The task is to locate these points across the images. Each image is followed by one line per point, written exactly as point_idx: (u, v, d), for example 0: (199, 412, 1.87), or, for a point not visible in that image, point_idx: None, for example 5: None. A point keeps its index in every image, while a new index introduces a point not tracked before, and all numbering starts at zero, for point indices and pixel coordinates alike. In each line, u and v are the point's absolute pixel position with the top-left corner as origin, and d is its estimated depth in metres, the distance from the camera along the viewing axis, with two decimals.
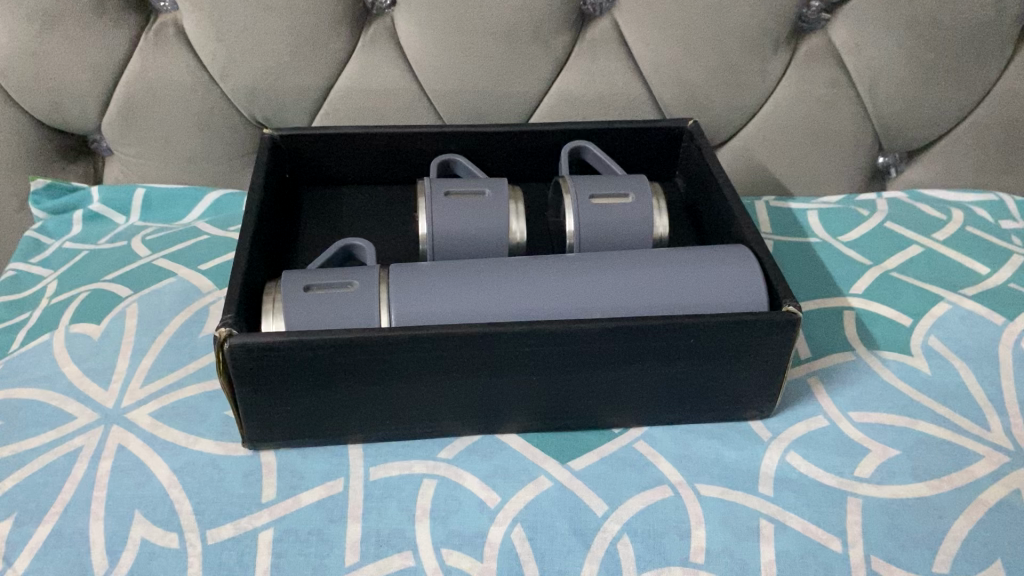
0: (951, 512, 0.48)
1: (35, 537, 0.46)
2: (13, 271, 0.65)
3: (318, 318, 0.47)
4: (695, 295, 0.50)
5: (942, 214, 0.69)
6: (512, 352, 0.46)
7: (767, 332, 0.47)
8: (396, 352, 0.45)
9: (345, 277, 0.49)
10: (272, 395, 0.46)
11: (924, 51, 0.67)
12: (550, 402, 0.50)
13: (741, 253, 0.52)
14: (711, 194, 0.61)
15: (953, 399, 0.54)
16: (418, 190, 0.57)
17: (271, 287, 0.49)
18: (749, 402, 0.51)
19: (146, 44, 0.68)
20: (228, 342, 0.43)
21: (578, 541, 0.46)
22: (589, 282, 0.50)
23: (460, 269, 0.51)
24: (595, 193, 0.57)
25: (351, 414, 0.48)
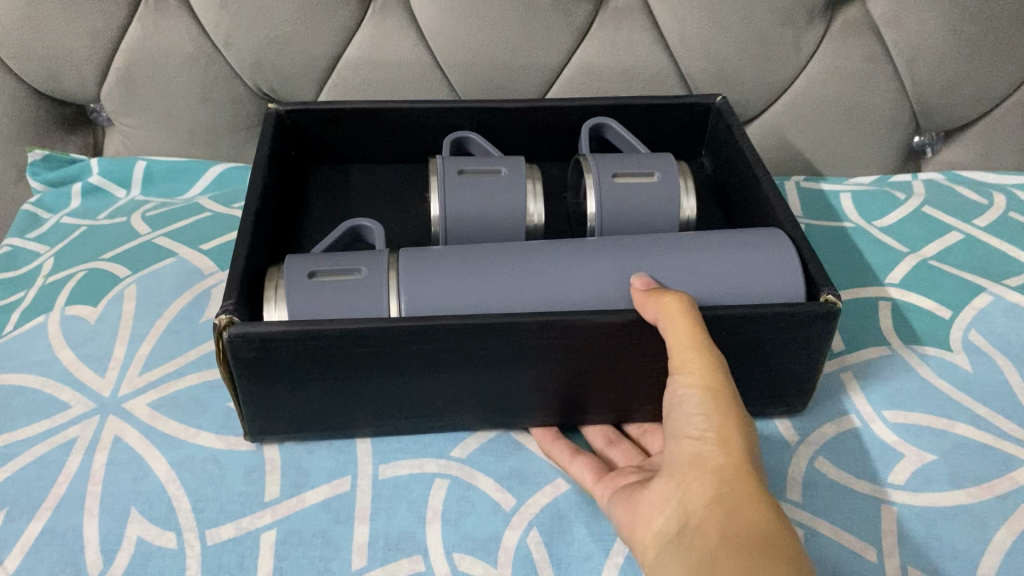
0: (993, 522, 0.45)
1: (26, 534, 0.44)
2: (9, 247, 0.63)
3: (325, 307, 0.44)
4: (728, 283, 0.47)
5: (984, 199, 0.65)
6: (531, 344, 0.43)
7: (804, 325, 0.43)
8: (406, 344, 0.42)
9: (351, 263, 0.46)
10: (275, 387, 0.44)
11: (967, 25, 0.63)
12: (568, 397, 0.47)
13: (776, 237, 0.48)
14: (741, 176, 0.57)
15: (996, 399, 0.51)
16: (429, 169, 0.54)
17: (273, 273, 0.47)
18: (782, 400, 0.48)
19: (146, 10, 0.65)
20: (228, 332, 0.40)
21: (597, 546, 0.44)
22: (613, 270, 0.47)
23: (473, 254, 0.48)
24: (618, 172, 0.54)
25: (358, 408, 0.46)
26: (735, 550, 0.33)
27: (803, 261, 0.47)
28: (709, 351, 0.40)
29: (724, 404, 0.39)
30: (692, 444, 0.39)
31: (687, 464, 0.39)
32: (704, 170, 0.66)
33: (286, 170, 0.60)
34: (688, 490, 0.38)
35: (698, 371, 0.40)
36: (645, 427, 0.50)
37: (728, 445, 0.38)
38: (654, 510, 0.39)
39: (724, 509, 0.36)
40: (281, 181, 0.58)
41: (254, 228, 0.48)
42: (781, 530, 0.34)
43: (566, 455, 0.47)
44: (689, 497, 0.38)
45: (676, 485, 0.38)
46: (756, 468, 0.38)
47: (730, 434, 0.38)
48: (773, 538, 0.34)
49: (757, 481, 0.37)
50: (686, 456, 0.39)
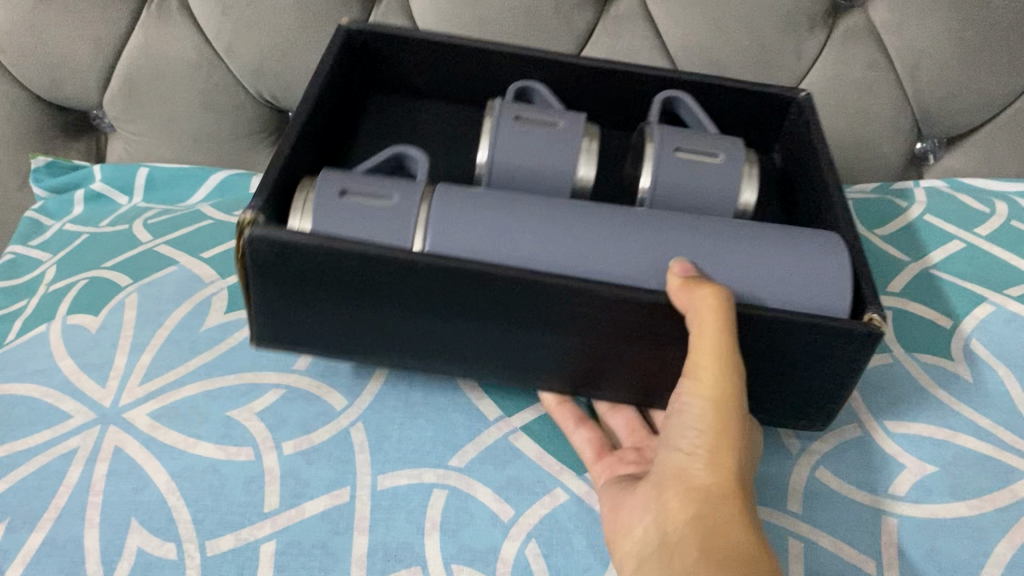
0: (992, 535, 0.45)
1: (27, 545, 0.44)
2: (12, 255, 0.64)
3: (349, 229, 0.44)
4: (776, 277, 0.45)
5: (984, 206, 0.64)
6: (553, 305, 0.42)
7: (849, 343, 0.42)
8: (424, 278, 0.42)
9: (385, 189, 0.45)
10: (291, 297, 0.44)
11: (969, 32, 0.63)
12: (585, 365, 0.47)
13: (832, 244, 0.46)
14: (808, 169, 0.55)
15: (996, 410, 0.51)
16: (486, 112, 0.52)
17: (306, 183, 0.46)
18: (808, 411, 0.47)
19: (148, 18, 0.66)
20: (250, 232, 0.41)
21: (596, 558, 0.44)
22: (657, 251, 0.45)
23: (512, 197, 0.46)
24: (680, 146, 0.52)
25: (377, 333, 0.46)
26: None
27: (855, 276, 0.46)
28: (727, 358, 0.40)
29: (723, 423, 0.41)
30: (682, 456, 0.42)
31: (673, 478, 0.41)
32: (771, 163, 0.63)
33: (342, 96, 0.58)
34: (668, 504, 0.41)
35: (707, 380, 0.41)
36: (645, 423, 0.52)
37: (715, 467, 0.40)
38: (635, 518, 0.42)
39: (703, 531, 0.39)
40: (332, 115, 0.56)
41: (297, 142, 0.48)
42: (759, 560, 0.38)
43: (571, 423, 0.50)
44: (670, 509, 0.41)
45: (659, 495, 0.42)
46: (743, 489, 0.41)
47: (721, 456, 0.40)
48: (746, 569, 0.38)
49: (740, 504, 0.40)
50: (673, 469, 0.42)
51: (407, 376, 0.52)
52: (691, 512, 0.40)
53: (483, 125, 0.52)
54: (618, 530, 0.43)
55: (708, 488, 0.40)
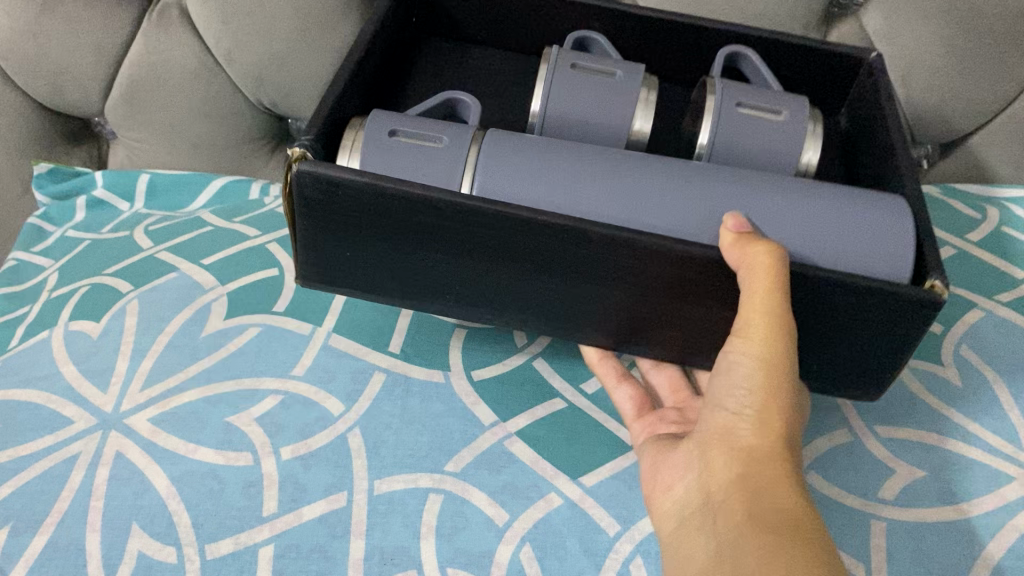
0: (980, 538, 0.46)
1: (31, 548, 0.46)
2: (14, 261, 0.65)
3: (394, 167, 0.45)
4: (830, 234, 0.43)
5: (976, 212, 0.64)
6: (595, 254, 0.42)
7: (901, 308, 0.41)
8: (466, 223, 0.41)
9: (436, 132, 0.46)
10: (340, 236, 0.45)
11: (962, 41, 0.63)
12: (626, 318, 0.46)
13: (896, 206, 0.44)
14: (877, 131, 0.52)
15: (985, 415, 0.51)
16: (543, 58, 0.51)
17: (358, 124, 0.47)
18: (863, 380, 0.46)
19: (149, 25, 0.67)
20: (297, 167, 0.41)
21: (589, 562, 0.45)
22: (709, 207, 0.44)
23: (561, 148, 0.46)
24: (742, 102, 0.50)
25: (425, 277, 0.46)
26: (750, 533, 0.37)
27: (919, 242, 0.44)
28: (777, 316, 0.39)
29: (772, 384, 0.40)
30: (729, 416, 0.42)
31: (720, 437, 0.42)
32: (837, 127, 0.60)
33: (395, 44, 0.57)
34: (715, 464, 0.41)
35: (756, 338, 0.40)
36: (680, 388, 0.54)
37: (763, 428, 0.40)
38: (677, 476, 0.44)
39: (749, 488, 0.39)
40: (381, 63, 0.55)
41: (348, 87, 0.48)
42: (806, 520, 0.37)
43: (613, 380, 0.53)
44: (716, 469, 0.41)
45: (703, 456, 0.42)
46: (792, 451, 0.40)
47: (769, 416, 0.40)
48: (794, 526, 0.37)
49: (790, 465, 0.40)
50: (721, 428, 0.42)
51: (403, 381, 0.52)
52: (738, 471, 0.40)
53: (539, 72, 0.51)
54: (657, 488, 0.45)
55: (758, 449, 0.40)
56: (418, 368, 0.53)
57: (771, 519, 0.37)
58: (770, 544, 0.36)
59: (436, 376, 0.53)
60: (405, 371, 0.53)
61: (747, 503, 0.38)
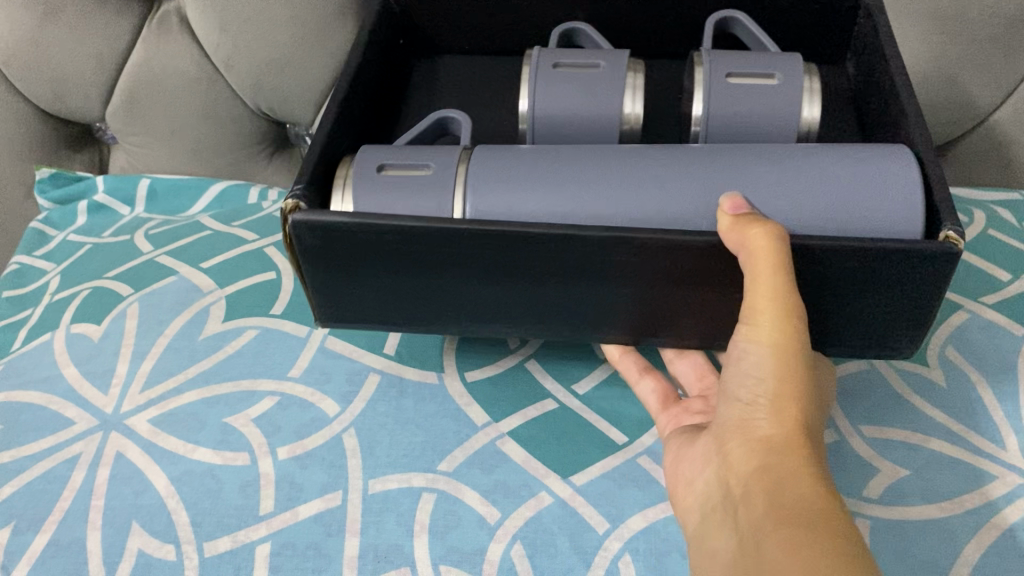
0: (962, 535, 0.47)
1: (34, 546, 0.47)
2: (17, 264, 0.66)
3: (387, 204, 0.43)
4: (841, 204, 0.41)
5: (963, 215, 0.65)
6: (608, 260, 0.40)
7: (917, 265, 0.38)
8: (466, 246, 0.40)
9: (422, 160, 0.45)
10: (343, 278, 0.43)
11: (949, 46, 0.63)
12: (642, 315, 0.44)
13: (902, 155, 0.42)
14: (879, 86, 0.50)
15: (969, 415, 0.52)
16: (525, 60, 0.51)
17: (346, 163, 0.46)
18: (889, 342, 0.44)
19: (150, 33, 0.68)
20: (291, 217, 0.40)
21: (579, 559, 0.45)
22: (707, 191, 0.42)
23: (553, 156, 0.44)
24: (731, 71, 0.49)
25: (432, 304, 0.45)
26: (771, 521, 0.37)
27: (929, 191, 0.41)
28: (784, 298, 0.39)
29: (785, 367, 0.41)
30: (745, 409, 0.42)
31: (739, 429, 0.42)
32: (845, 76, 0.58)
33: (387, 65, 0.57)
34: (734, 456, 0.42)
35: (766, 324, 0.40)
36: (706, 374, 0.54)
37: (779, 417, 0.41)
38: (697, 471, 0.44)
39: (769, 479, 0.39)
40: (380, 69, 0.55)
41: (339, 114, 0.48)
42: (828, 505, 0.37)
43: (635, 374, 0.53)
44: (737, 461, 0.41)
45: (721, 446, 0.43)
46: (810, 438, 0.40)
47: (783, 406, 0.41)
48: (816, 512, 0.36)
49: (809, 454, 0.40)
50: (738, 421, 0.42)
51: (398, 382, 0.53)
52: (757, 461, 0.40)
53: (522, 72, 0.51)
54: (680, 482, 0.45)
55: (777, 438, 0.40)
56: (412, 369, 0.54)
57: (793, 509, 0.37)
58: (793, 533, 0.35)
59: (430, 377, 0.53)
60: (400, 372, 0.54)
61: (766, 491, 0.38)
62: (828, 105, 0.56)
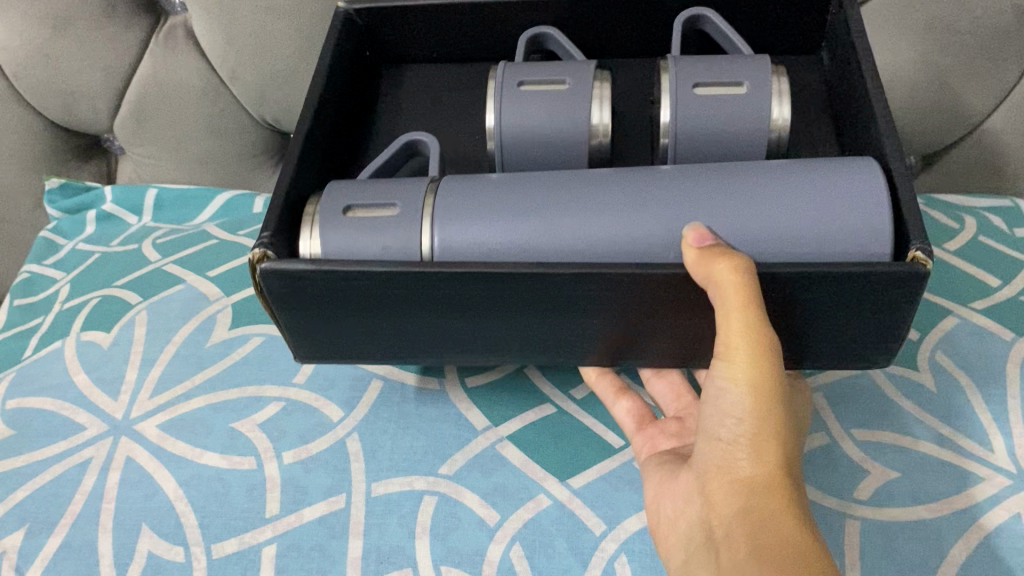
0: (950, 536, 0.48)
1: (46, 549, 0.49)
2: (28, 273, 0.68)
3: (355, 246, 0.43)
4: (807, 228, 0.41)
5: (955, 223, 0.66)
6: (580, 294, 0.41)
7: (884, 286, 0.39)
8: (439, 288, 0.41)
9: (388, 198, 0.44)
10: (318, 321, 0.44)
11: (940, 56, 0.64)
12: (615, 341, 0.45)
13: (868, 172, 0.42)
14: (853, 89, 0.49)
15: (957, 419, 0.53)
16: (489, 77, 0.50)
17: (313, 201, 0.46)
18: (863, 352, 0.44)
19: (156, 46, 0.69)
20: (261, 266, 0.40)
21: (576, 559, 0.46)
22: (672, 214, 0.42)
23: (524, 181, 0.45)
24: (700, 81, 0.47)
25: (406, 340, 0.45)
26: (757, 567, 0.38)
27: (898, 202, 0.41)
28: (756, 332, 0.39)
29: (762, 406, 0.41)
30: (724, 446, 0.42)
31: (718, 470, 0.42)
32: (822, 68, 0.57)
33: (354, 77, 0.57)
34: (716, 496, 0.42)
35: (741, 360, 0.41)
36: (683, 393, 0.53)
37: (759, 458, 0.41)
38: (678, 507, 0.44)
39: (753, 523, 0.39)
40: (346, 91, 0.54)
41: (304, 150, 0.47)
42: (812, 550, 0.38)
43: (611, 395, 0.52)
44: (719, 501, 0.42)
45: (703, 487, 0.43)
46: (790, 475, 0.41)
47: (764, 447, 0.41)
48: (801, 557, 0.37)
49: (790, 494, 0.40)
50: (718, 460, 0.42)
51: (400, 387, 0.54)
52: (740, 503, 0.40)
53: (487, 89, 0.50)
54: (662, 522, 0.45)
55: (759, 480, 0.40)
56: (414, 375, 0.55)
57: (778, 553, 0.38)
58: None
59: (431, 383, 0.55)
60: (403, 378, 0.55)
61: (751, 536, 0.39)
62: (802, 99, 0.56)
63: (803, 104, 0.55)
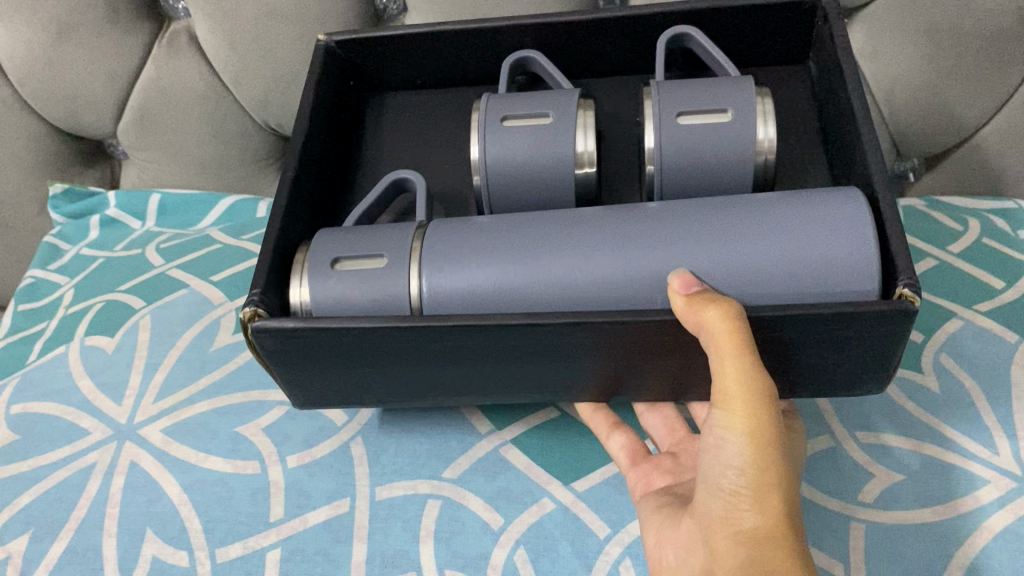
0: (954, 539, 0.48)
1: (50, 554, 0.49)
2: (32, 278, 0.68)
3: (344, 296, 0.43)
4: (795, 267, 0.40)
5: (958, 225, 0.65)
6: (569, 341, 0.40)
7: (874, 326, 0.38)
8: (429, 340, 0.40)
9: (375, 249, 0.44)
10: (311, 374, 0.43)
11: (942, 59, 0.64)
12: (607, 380, 0.44)
13: (855, 205, 0.41)
14: (838, 102, 0.49)
15: (962, 421, 0.53)
16: (473, 109, 0.49)
17: (301, 251, 0.45)
18: (853, 384, 0.44)
19: (159, 51, 0.69)
20: (251, 326, 0.40)
21: (580, 564, 0.46)
22: (660, 252, 0.42)
23: (513, 224, 0.44)
24: (684, 110, 0.46)
25: (398, 388, 0.45)
26: None
27: (886, 236, 0.41)
28: (751, 379, 0.39)
29: (763, 456, 0.40)
30: (725, 497, 0.41)
31: (719, 520, 0.41)
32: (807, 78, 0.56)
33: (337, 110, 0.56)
34: (717, 547, 0.41)
35: (737, 411, 0.40)
36: (677, 429, 0.52)
37: (762, 508, 0.40)
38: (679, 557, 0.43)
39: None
40: (330, 124, 0.54)
41: (291, 195, 0.47)
42: None
43: (604, 429, 0.51)
44: (720, 553, 0.41)
45: (704, 537, 0.42)
46: (794, 525, 0.40)
47: (766, 497, 0.40)
48: None
49: (794, 545, 0.39)
50: (719, 511, 0.41)
51: None
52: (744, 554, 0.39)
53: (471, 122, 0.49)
54: (663, 569, 0.44)
55: (763, 531, 0.40)
56: None
57: None
58: None
59: None
60: None
61: None
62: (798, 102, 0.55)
63: (791, 108, 0.55)
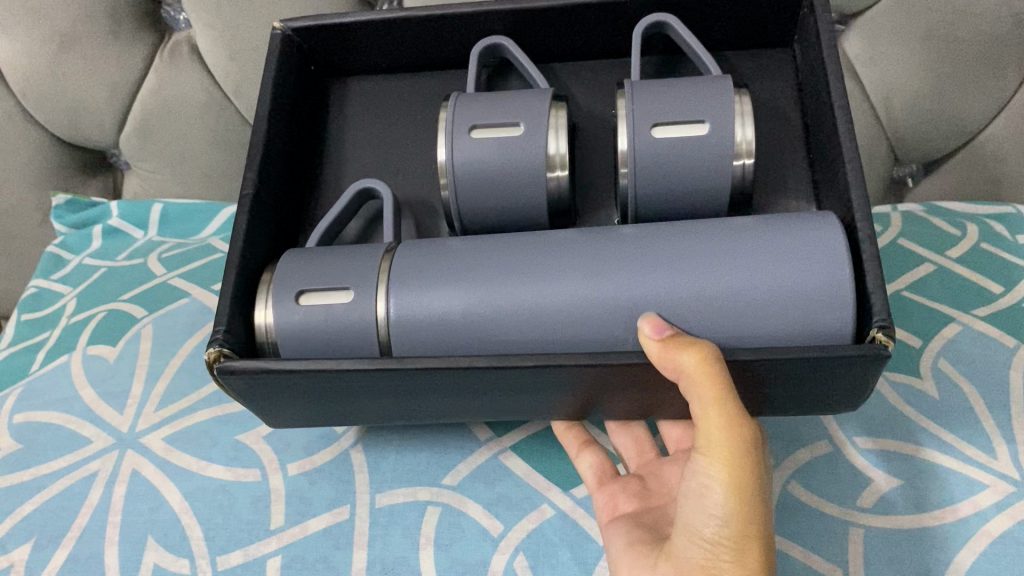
0: (952, 544, 0.48)
1: (53, 562, 0.49)
2: (34, 289, 0.69)
3: (314, 326, 0.43)
4: (765, 297, 0.40)
5: (956, 229, 0.65)
6: (536, 378, 0.40)
7: (848, 367, 0.38)
8: (399, 379, 0.41)
9: (341, 279, 0.44)
10: (280, 407, 0.44)
11: (940, 64, 0.65)
12: (577, 406, 0.44)
13: (830, 236, 0.41)
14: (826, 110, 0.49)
15: (960, 426, 0.53)
16: (442, 111, 0.49)
17: (267, 278, 0.46)
18: (821, 407, 0.44)
19: (160, 62, 0.70)
20: (216, 366, 0.40)
21: (580, 570, 0.47)
22: (636, 273, 0.42)
23: (487, 250, 0.44)
24: (658, 122, 0.46)
25: (372, 414, 0.45)
26: None
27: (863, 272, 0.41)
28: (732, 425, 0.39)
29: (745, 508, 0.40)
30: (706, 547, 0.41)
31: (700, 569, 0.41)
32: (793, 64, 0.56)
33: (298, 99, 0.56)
34: None
35: (719, 457, 0.40)
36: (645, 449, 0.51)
37: (742, 559, 0.40)
38: None
39: None
40: (291, 122, 0.54)
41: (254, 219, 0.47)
42: None
43: (575, 449, 0.50)
44: None
45: None
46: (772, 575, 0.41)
47: (746, 548, 0.40)
48: None
49: None
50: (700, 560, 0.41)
51: None
52: None
53: (440, 121, 0.49)
54: None
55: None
56: None
57: None
58: None
59: None
60: None
61: None
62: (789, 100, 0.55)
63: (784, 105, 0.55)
